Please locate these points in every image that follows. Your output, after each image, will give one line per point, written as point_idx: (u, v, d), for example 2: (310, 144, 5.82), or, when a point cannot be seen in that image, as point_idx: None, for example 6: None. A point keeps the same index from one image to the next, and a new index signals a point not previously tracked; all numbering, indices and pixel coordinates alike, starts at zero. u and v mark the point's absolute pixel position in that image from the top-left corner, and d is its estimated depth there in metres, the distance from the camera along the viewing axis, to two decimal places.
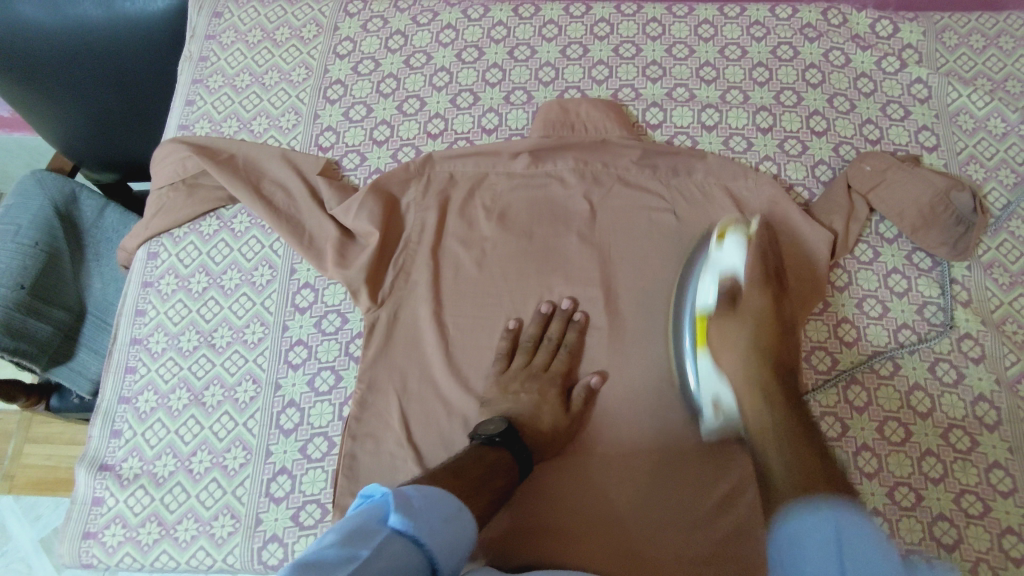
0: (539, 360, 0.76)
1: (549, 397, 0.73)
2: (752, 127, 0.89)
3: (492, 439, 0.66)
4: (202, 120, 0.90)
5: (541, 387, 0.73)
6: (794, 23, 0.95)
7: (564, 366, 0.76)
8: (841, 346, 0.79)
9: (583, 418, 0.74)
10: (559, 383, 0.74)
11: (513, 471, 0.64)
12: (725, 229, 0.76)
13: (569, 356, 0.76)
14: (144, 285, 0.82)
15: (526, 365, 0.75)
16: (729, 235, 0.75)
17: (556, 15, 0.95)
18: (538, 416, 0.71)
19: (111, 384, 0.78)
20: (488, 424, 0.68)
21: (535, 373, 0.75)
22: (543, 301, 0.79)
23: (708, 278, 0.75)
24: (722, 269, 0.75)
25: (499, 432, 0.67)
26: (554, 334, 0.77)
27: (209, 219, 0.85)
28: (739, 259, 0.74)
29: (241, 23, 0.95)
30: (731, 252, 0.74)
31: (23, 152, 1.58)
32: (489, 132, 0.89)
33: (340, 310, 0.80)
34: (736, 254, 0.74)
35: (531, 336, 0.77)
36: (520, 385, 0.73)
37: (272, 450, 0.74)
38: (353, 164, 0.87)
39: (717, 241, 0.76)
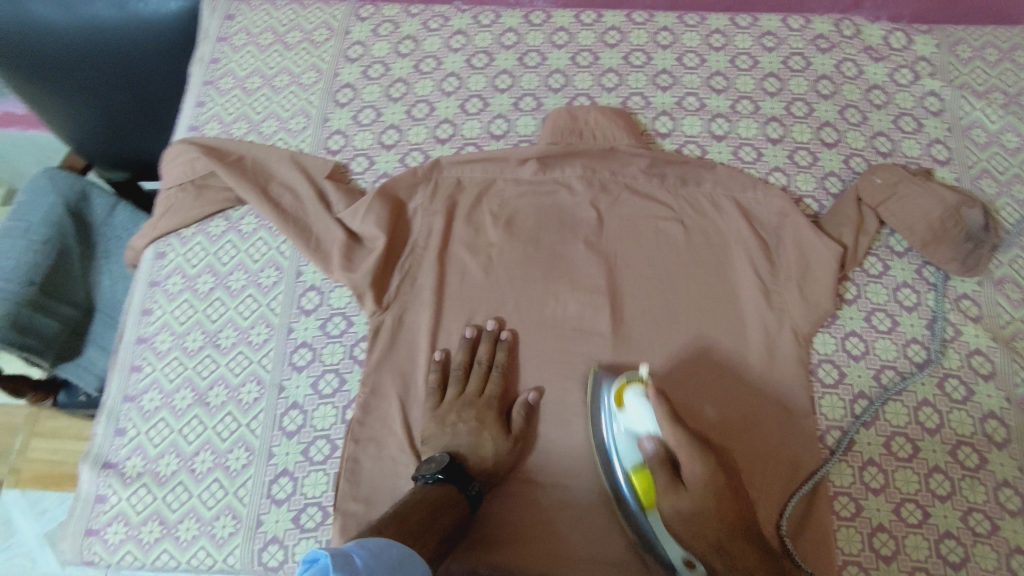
0: (472, 386, 0.75)
1: (488, 423, 0.72)
2: (763, 137, 0.89)
3: (436, 477, 0.66)
4: (212, 121, 0.90)
5: (480, 413, 0.73)
6: (806, 34, 0.94)
7: (498, 388, 0.75)
8: (848, 360, 0.78)
9: (528, 433, 0.75)
10: (496, 406, 0.74)
11: (459, 502, 0.65)
12: (621, 389, 0.70)
13: (502, 376, 0.76)
14: (151, 285, 0.83)
15: (461, 392, 0.75)
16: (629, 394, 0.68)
17: (568, 22, 0.95)
18: (479, 444, 0.71)
19: (116, 382, 0.78)
20: (429, 461, 0.68)
21: (471, 400, 0.74)
22: (468, 326, 0.78)
23: (626, 446, 0.68)
24: (636, 435, 0.67)
25: (442, 467, 0.67)
26: (484, 358, 0.76)
27: (217, 220, 0.85)
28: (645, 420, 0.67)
29: (253, 26, 0.96)
30: (635, 416, 0.67)
31: (35, 149, 1.59)
32: (497, 138, 0.89)
33: (346, 314, 0.80)
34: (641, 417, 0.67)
35: (460, 362, 0.76)
36: (457, 416, 0.73)
37: (275, 451, 0.74)
38: (361, 168, 0.87)
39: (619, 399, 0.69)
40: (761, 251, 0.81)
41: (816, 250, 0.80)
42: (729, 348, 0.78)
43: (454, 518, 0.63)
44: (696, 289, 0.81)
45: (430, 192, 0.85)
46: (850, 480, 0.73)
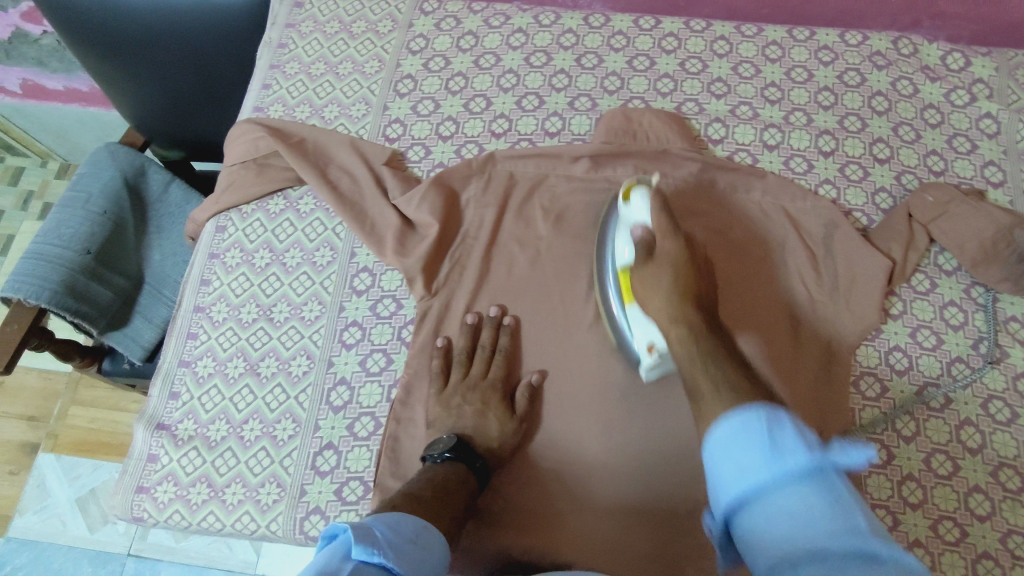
0: (476, 369, 0.76)
1: (492, 405, 0.74)
2: (815, 149, 0.89)
3: (443, 455, 0.68)
4: (276, 104, 0.93)
5: (482, 395, 0.74)
6: (864, 50, 0.94)
7: (500, 371, 0.77)
8: (892, 374, 0.78)
9: (532, 418, 0.76)
10: (501, 389, 0.75)
11: (469, 480, 0.67)
12: (628, 188, 0.78)
13: (505, 359, 0.77)
14: (210, 257, 0.85)
15: (464, 376, 0.76)
16: (633, 193, 0.76)
17: (626, 27, 0.96)
18: (484, 424, 0.73)
19: (173, 348, 0.81)
20: (437, 442, 0.70)
21: (475, 382, 0.75)
22: (470, 312, 0.80)
23: (622, 238, 0.77)
24: (631, 224, 0.76)
25: (450, 446, 0.69)
26: (487, 342, 0.78)
27: (277, 199, 0.88)
28: (646, 215, 0.75)
29: (321, 14, 0.99)
30: (637, 209, 0.76)
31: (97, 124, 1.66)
32: (551, 136, 0.91)
33: (396, 296, 0.82)
34: (642, 210, 0.75)
35: (462, 347, 0.78)
36: (462, 398, 0.74)
37: (321, 424, 0.76)
38: (417, 157, 0.90)
39: (625, 199, 0.77)
40: (810, 261, 0.82)
41: (866, 263, 0.80)
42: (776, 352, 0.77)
43: (466, 495, 0.65)
44: (747, 289, 0.80)
45: (483, 184, 0.87)
46: (888, 494, 0.73)
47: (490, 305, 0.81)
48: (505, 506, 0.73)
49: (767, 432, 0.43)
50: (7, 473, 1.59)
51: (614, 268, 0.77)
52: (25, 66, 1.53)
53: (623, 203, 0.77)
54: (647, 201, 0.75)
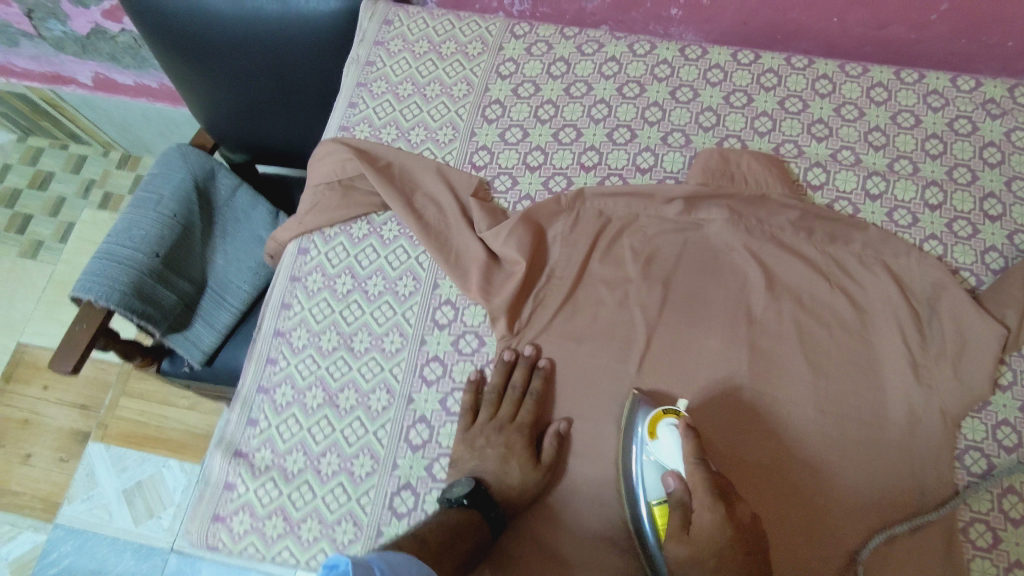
0: (505, 411, 0.75)
1: (516, 449, 0.72)
2: (921, 202, 0.84)
3: (459, 501, 0.69)
4: (362, 124, 0.92)
5: (507, 439, 0.73)
6: (977, 96, 0.88)
7: (530, 414, 0.75)
8: (999, 450, 0.74)
9: (560, 464, 0.74)
10: (526, 433, 0.73)
11: (480, 529, 0.67)
12: (655, 420, 0.69)
13: (536, 403, 0.75)
14: (292, 280, 0.84)
15: (494, 416, 0.75)
16: (663, 429, 0.67)
17: (724, 60, 0.93)
18: (506, 470, 0.71)
19: (253, 372, 0.81)
20: (456, 485, 0.71)
21: (502, 425, 0.74)
22: (507, 349, 0.78)
23: (653, 480, 0.68)
24: (664, 471, 0.67)
25: (467, 492, 0.69)
26: (518, 383, 0.76)
27: (360, 222, 0.86)
28: (676, 459, 0.66)
29: (410, 33, 0.97)
30: (666, 450, 0.67)
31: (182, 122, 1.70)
32: (643, 172, 0.87)
33: (478, 332, 0.80)
34: (673, 454, 0.66)
35: (493, 386, 0.76)
36: (486, 440, 0.73)
37: (399, 463, 0.75)
38: (504, 186, 0.87)
39: (650, 436, 0.69)
40: (912, 324, 0.78)
41: (975, 338, 0.75)
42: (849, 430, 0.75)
43: (472, 546, 0.65)
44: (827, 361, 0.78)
45: (571, 221, 0.84)
46: None
47: (572, 350, 0.78)
48: (541, 552, 0.72)
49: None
50: (57, 459, 1.60)
51: (645, 503, 0.68)
52: (99, 60, 1.54)
53: (650, 438, 0.69)
54: (677, 441, 0.66)
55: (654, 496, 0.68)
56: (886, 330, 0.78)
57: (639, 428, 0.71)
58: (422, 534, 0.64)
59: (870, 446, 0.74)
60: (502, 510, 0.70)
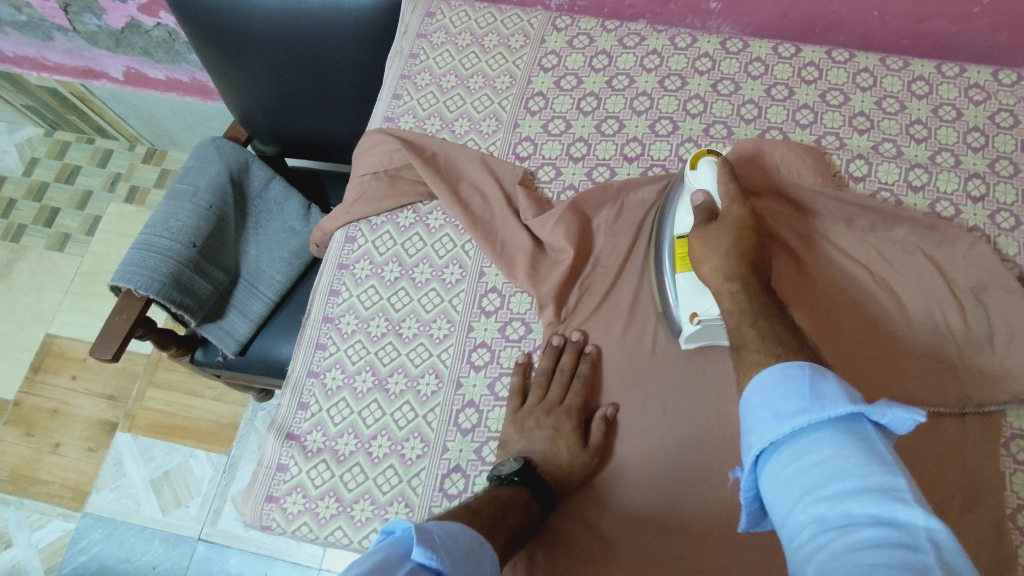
0: (553, 394, 0.76)
1: (564, 431, 0.73)
2: (963, 194, 0.85)
3: (510, 478, 0.69)
4: (407, 115, 0.93)
5: (555, 421, 0.74)
6: (1018, 90, 0.89)
7: (579, 398, 0.76)
8: None
9: (608, 448, 0.75)
10: (574, 416, 0.74)
11: (529, 505, 0.67)
12: (697, 156, 0.79)
13: (583, 386, 0.76)
14: (340, 267, 0.86)
15: (543, 398, 0.76)
16: (702, 161, 0.78)
17: (765, 54, 0.94)
18: (555, 451, 0.72)
19: (303, 356, 0.82)
20: (506, 464, 0.72)
21: (551, 407, 0.75)
22: (555, 334, 0.79)
23: (685, 207, 0.78)
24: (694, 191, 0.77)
25: (517, 471, 0.70)
26: (565, 366, 0.77)
27: (406, 211, 0.88)
28: (712, 181, 0.76)
29: (452, 26, 0.98)
30: (701, 174, 0.77)
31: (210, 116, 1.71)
32: (686, 162, 0.88)
33: (525, 319, 0.81)
34: (708, 176, 0.76)
35: (542, 370, 0.77)
36: (536, 422, 0.74)
37: (449, 446, 0.76)
38: (548, 177, 0.88)
39: (691, 166, 0.79)
40: (959, 316, 0.78)
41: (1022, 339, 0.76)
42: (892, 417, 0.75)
43: (522, 519, 0.65)
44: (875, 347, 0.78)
45: (615, 212, 0.85)
46: None
47: (618, 337, 0.79)
48: (591, 534, 0.72)
49: (808, 381, 0.49)
50: (87, 449, 1.61)
51: (672, 235, 0.78)
52: (131, 55, 1.56)
53: (690, 167, 0.79)
54: (714, 170, 0.77)
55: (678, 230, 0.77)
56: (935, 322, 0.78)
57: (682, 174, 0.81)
58: (474, 506, 0.63)
59: (909, 433, 0.74)
60: (550, 489, 0.70)
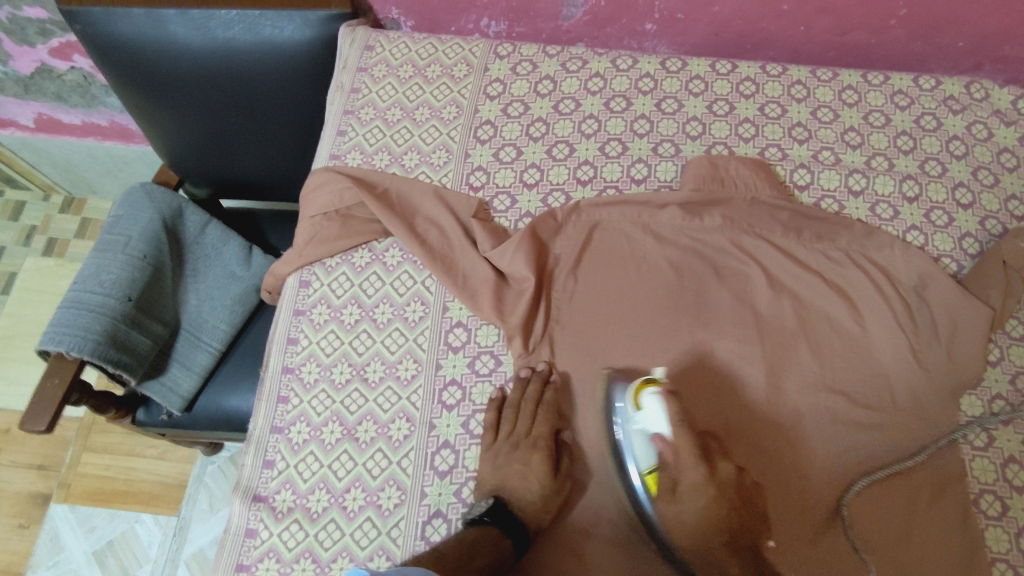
0: (521, 426, 0.74)
1: (532, 464, 0.72)
2: (899, 195, 0.90)
3: (480, 519, 0.69)
4: (354, 151, 0.90)
5: (523, 455, 0.72)
6: (938, 94, 0.95)
7: (546, 427, 0.74)
8: (997, 423, 0.78)
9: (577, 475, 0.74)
10: (543, 446, 0.73)
11: (499, 543, 0.67)
12: (638, 388, 0.70)
13: (547, 414, 0.75)
14: (295, 314, 0.82)
15: (512, 431, 0.74)
16: (647, 398, 0.69)
17: (703, 71, 0.96)
18: (528, 486, 0.71)
19: (264, 413, 0.78)
20: (478, 505, 0.71)
21: (519, 440, 0.74)
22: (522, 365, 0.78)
23: (641, 445, 0.70)
24: (649, 436, 0.69)
25: (487, 511, 0.70)
26: (530, 395, 0.75)
27: (362, 251, 0.85)
28: (663, 422, 0.68)
29: (393, 58, 0.96)
30: (654, 416, 0.68)
31: (135, 159, 1.63)
32: (638, 183, 0.89)
33: (494, 352, 0.80)
34: (659, 419, 0.68)
35: (513, 402, 0.76)
36: (508, 457, 0.73)
37: (427, 491, 0.73)
38: (504, 206, 0.87)
39: (635, 403, 0.70)
40: (906, 317, 0.81)
41: (968, 351, 0.78)
42: (845, 427, 0.77)
43: (490, 560, 0.65)
44: (835, 357, 0.80)
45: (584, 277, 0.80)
46: (1007, 547, 0.73)
47: (583, 361, 0.79)
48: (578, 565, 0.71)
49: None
50: (17, 526, 1.48)
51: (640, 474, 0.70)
52: (41, 101, 1.46)
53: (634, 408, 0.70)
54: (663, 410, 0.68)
55: (644, 465, 0.69)
56: (886, 328, 0.81)
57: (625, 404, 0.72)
58: (440, 550, 0.65)
59: (864, 430, 0.77)
60: (522, 525, 0.70)
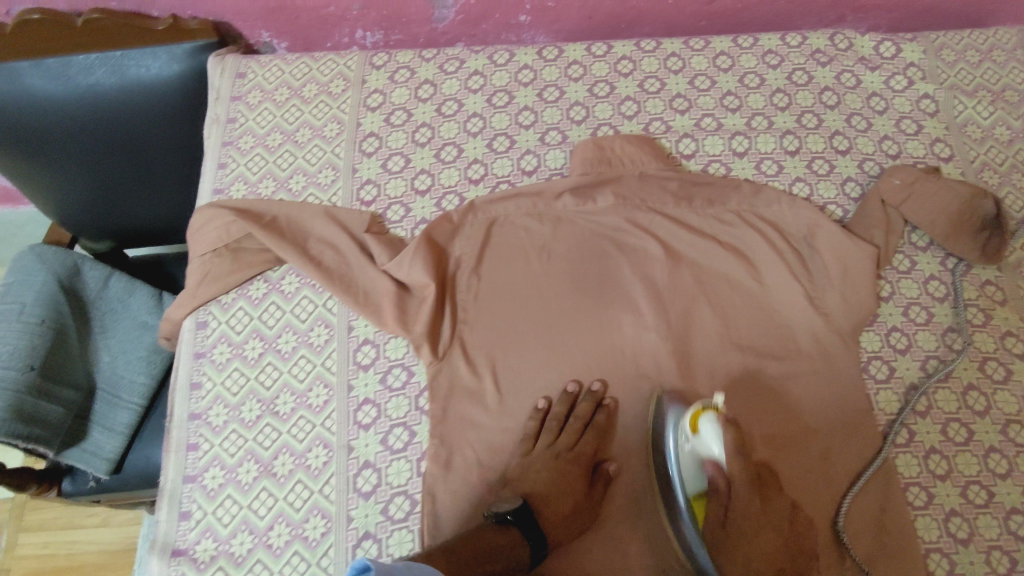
0: (564, 440, 0.75)
1: (571, 479, 0.73)
2: (781, 150, 0.92)
3: (505, 518, 0.68)
4: (236, 183, 0.88)
5: (562, 467, 0.74)
6: (805, 49, 0.98)
7: (590, 446, 0.76)
8: (895, 354, 0.82)
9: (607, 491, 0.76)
10: (582, 464, 0.75)
11: (518, 547, 0.66)
12: (696, 414, 0.71)
13: (597, 437, 0.77)
14: (195, 357, 0.79)
15: (553, 443, 0.75)
16: (703, 425, 0.70)
17: (580, 55, 0.97)
18: (560, 496, 0.72)
19: (174, 463, 0.75)
20: (504, 503, 0.71)
21: (560, 453, 0.75)
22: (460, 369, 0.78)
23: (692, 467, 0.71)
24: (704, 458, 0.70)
25: (513, 510, 0.69)
26: (581, 414, 0.76)
27: (257, 282, 0.82)
28: (718, 449, 0.69)
29: (266, 82, 0.94)
30: (710, 442, 0.69)
31: (29, 221, 1.55)
32: (529, 174, 0.90)
33: (405, 364, 0.79)
34: (714, 445, 0.69)
35: (558, 415, 0.76)
36: (541, 467, 0.74)
37: (354, 515, 0.72)
38: (398, 216, 0.86)
39: (692, 429, 0.71)
40: (798, 265, 0.84)
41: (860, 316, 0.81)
42: (759, 382, 0.79)
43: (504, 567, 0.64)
44: (740, 316, 0.82)
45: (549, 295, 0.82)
46: (918, 470, 0.76)
47: (501, 357, 0.79)
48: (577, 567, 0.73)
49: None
50: None
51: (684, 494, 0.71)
52: None
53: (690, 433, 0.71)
54: (718, 436, 0.69)
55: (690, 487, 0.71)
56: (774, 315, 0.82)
57: (678, 426, 0.73)
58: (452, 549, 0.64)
59: (777, 382, 0.79)
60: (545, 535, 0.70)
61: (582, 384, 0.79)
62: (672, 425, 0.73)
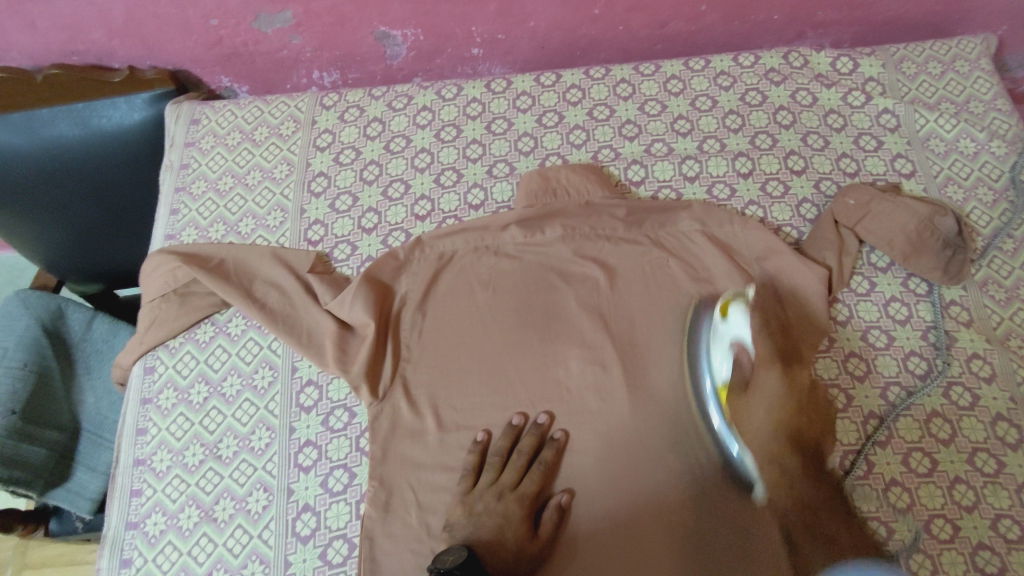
0: (507, 478, 0.72)
1: (513, 518, 0.69)
2: (733, 173, 0.90)
3: (450, 572, 0.60)
4: (188, 228, 0.90)
5: (505, 508, 0.69)
6: (758, 69, 0.97)
7: (534, 483, 0.71)
8: (852, 381, 0.78)
9: (555, 539, 0.71)
10: (527, 503, 0.70)
11: None
12: (725, 303, 0.76)
13: (543, 473, 0.72)
14: (143, 403, 0.81)
15: (494, 482, 0.72)
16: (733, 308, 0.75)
17: (529, 86, 0.97)
18: (503, 539, 0.67)
19: (118, 510, 0.77)
20: (447, 555, 0.63)
21: (503, 492, 0.70)
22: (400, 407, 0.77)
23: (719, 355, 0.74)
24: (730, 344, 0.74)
25: (458, 563, 0.61)
26: (524, 448, 0.73)
27: (205, 325, 0.84)
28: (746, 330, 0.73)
29: (219, 127, 0.96)
30: (739, 325, 0.74)
31: None
32: (476, 208, 0.90)
33: (347, 405, 0.78)
34: (742, 326, 0.74)
35: (501, 448, 0.74)
36: (485, 506, 0.69)
37: (291, 560, 0.71)
38: (344, 254, 0.87)
39: (721, 314, 0.75)
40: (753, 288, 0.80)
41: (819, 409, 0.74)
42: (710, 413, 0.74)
43: None
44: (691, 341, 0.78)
45: (495, 327, 0.81)
46: (877, 504, 0.72)
47: (444, 395, 0.78)
48: None
49: None
50: None
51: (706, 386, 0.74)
52: None
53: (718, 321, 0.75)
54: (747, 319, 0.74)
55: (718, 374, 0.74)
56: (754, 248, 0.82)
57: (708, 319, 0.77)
58: None
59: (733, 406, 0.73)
60: None
61: (526, 416, 0.76)
62: (706, 320, 0.78)
